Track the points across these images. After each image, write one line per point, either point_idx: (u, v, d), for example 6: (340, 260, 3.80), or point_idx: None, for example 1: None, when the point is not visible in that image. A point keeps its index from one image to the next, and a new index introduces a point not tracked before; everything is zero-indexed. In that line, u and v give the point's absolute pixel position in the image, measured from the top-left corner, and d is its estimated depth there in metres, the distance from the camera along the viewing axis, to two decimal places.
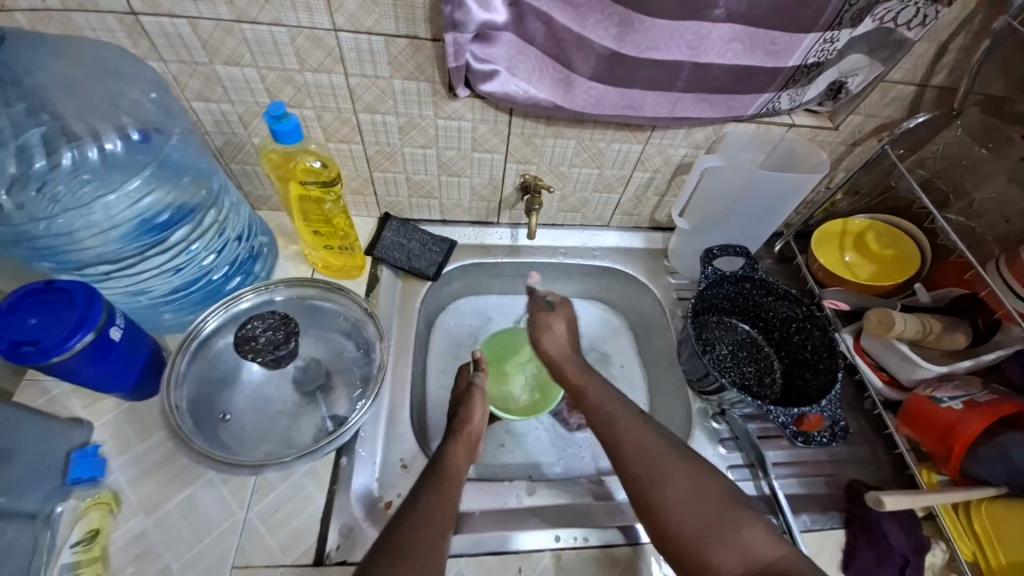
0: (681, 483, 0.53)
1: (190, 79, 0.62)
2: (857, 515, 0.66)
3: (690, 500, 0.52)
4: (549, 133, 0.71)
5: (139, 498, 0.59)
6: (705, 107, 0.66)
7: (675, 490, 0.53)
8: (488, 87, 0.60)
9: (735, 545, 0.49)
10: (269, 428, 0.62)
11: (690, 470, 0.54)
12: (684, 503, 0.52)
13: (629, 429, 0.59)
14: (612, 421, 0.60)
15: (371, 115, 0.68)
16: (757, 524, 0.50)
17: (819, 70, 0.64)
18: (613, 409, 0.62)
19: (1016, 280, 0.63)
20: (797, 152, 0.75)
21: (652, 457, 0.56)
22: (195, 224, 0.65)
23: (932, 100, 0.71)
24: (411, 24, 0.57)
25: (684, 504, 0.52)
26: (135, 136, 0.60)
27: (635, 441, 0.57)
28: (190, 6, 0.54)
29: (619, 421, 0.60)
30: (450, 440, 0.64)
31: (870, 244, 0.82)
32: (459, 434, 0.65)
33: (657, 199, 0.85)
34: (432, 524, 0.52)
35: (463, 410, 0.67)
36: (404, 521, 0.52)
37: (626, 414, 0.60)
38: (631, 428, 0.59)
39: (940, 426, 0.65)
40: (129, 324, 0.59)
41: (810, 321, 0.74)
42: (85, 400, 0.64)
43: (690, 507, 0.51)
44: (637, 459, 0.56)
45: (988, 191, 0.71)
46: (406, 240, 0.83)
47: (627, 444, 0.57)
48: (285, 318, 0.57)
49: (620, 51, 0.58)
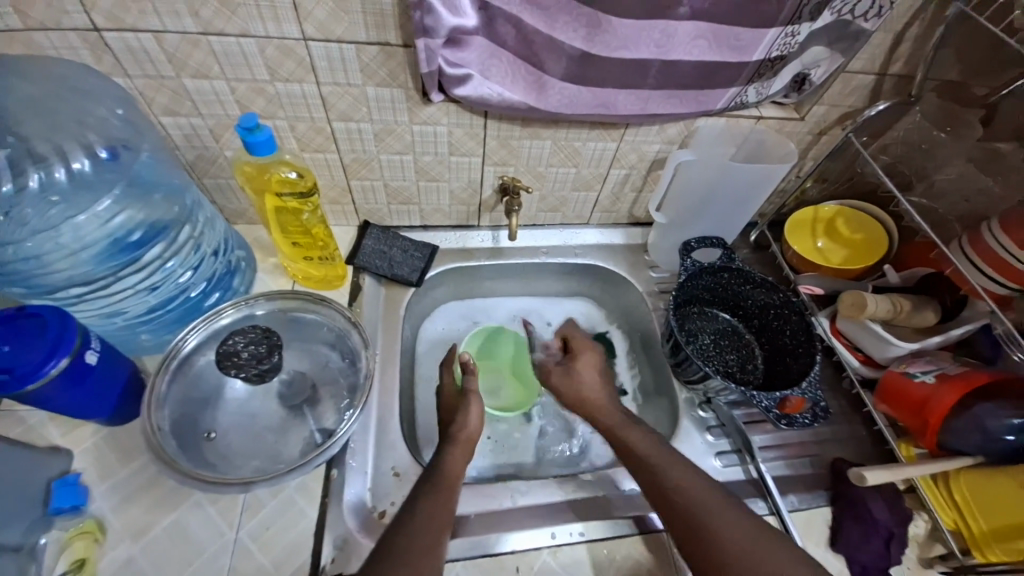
0: (740, 540, 0.51)
1: (157, 93, 0.61)
2: (842, 492, 0.68)
3: (751, 556, 0.50)
4: (525, 134, 0.72)
5: (123, 523, 0.57)
6: (676, 104, 0.67)
7: (734, 545, 0.51)
8: (461, 92, 0.61)
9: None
10: (256, 444, 0.61)
11: (750, 524, 0.53)
12: (744, 561, 0.50)
13: (674, 484, 0.57)
14: (655, 475, 0.58)
15: (346, 123, 0.67)
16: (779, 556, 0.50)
17: (784, 63, 0.66)
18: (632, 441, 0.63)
19: (979, 258, 0.65)
20: (766, 143, 0.78)
21: (708, 508, 0.54)
22: (169, 241, 0.64)
23: (892, 88, 0.73)
24: (381, 31, 0.57)
25: (748, 560, 0.50)
26: (103, 154, 0.58)
27: (684, 494, 0.56)
28: (154, 20, 0.54)
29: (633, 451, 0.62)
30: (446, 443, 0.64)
31: (840, 230, 0.85)
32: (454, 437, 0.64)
33: (635, 194, 0.86)
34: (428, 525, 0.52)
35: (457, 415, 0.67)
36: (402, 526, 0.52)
37: (671, 465, 0.59)
38: (678, 482, 0.57)
39: (914, 400, 0.68)
40: (105, 347, 0.58)
41: (787, 306, 0.76)
42: (62, 427, 0.62)
43: (751, 564, 0.49)
44: (691, 514, 0.54)
45: (949, 172, 0.74)
46: (386, 247, 0.83)
47: (678, 497, 0.56)
48: (267, 332, 0.57)
49: (590, 51, 0.59)
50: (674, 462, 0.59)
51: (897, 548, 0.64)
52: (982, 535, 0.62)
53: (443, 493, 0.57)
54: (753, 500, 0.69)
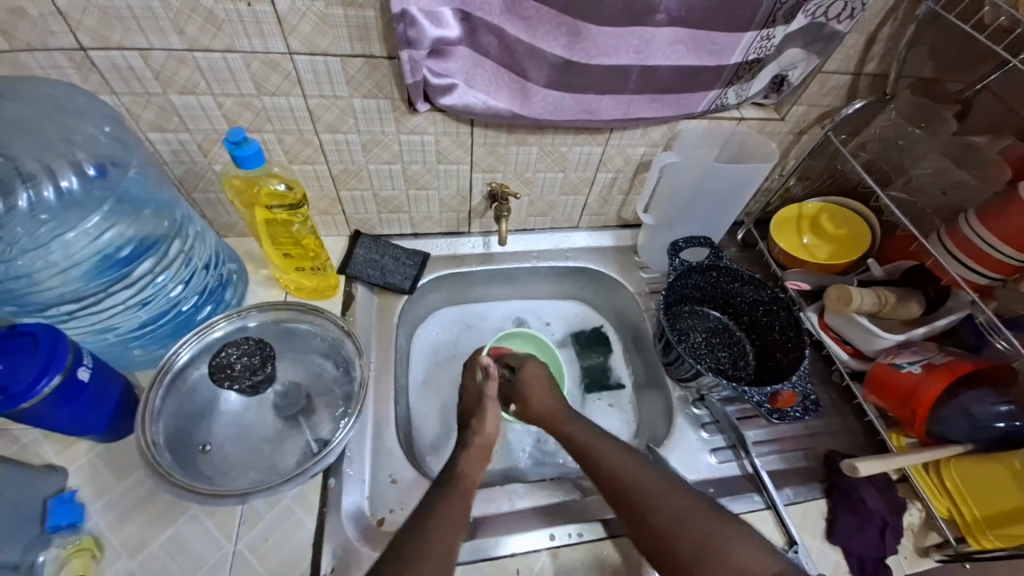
0: (671, 511, 0.54)
1: (144, 110, 0.61)
2: (837, 483, 0.69)
3: (682, 526, 0.52)
4: (511, 141, 0.73)
5: (120, 540, 0.57)
6: (658, 107, 0.69)
7: (667, 517, 0.53)
8: (447, 101, 0.62)
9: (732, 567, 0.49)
10: (251, 456, 0.61)
11: (680, 494, 0.55)
12: (676, 531, 0.52)
13: (610, 467, 0.58)
14: (592, 459, 0.60)
15: (334, 135, 0.68)
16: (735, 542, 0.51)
17: (761, 65, 0.68)
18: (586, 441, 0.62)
19: (957, 249, 0.67)
20: (748, 143, 0.79)
21: (641, 485, 0.56)
22: (159, 256, 0.64)
23: (868, 86, 0.75)
24: (366, 43, 0.58)
25: (679, 529, 0.52)
26: (91, 171, 0.59)
27: (618, 474, 0.58)
28: (140, 38, 0.54)
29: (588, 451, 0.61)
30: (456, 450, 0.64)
31: (824, 226, 0.86)
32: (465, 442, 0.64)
33: (622, 197, 0.87)
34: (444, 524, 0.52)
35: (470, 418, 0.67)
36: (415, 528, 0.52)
37: (606, 448, 0.61)
38: (612, 463, 0.59)
39: (903, 390, 0.68)
40: (98, 363, 0.58)
41: (775, 302, 0.78)
42: (56, 445, 0.62)
43: (681, 533, 0.52)
44: (626, 493, 0.56)
45: (925, 167, 0.75)
46: (378, 256, 0.83)
47: (613, 478, 0.58)
48: (260, 343, 0.57)
49: (572, 58, 0.61)
50: (609, 444, 0.61)
51: (892, 537, 0.64)
52: (976, 523, 0.63)
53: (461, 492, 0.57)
54: (750, 495, 0.69)
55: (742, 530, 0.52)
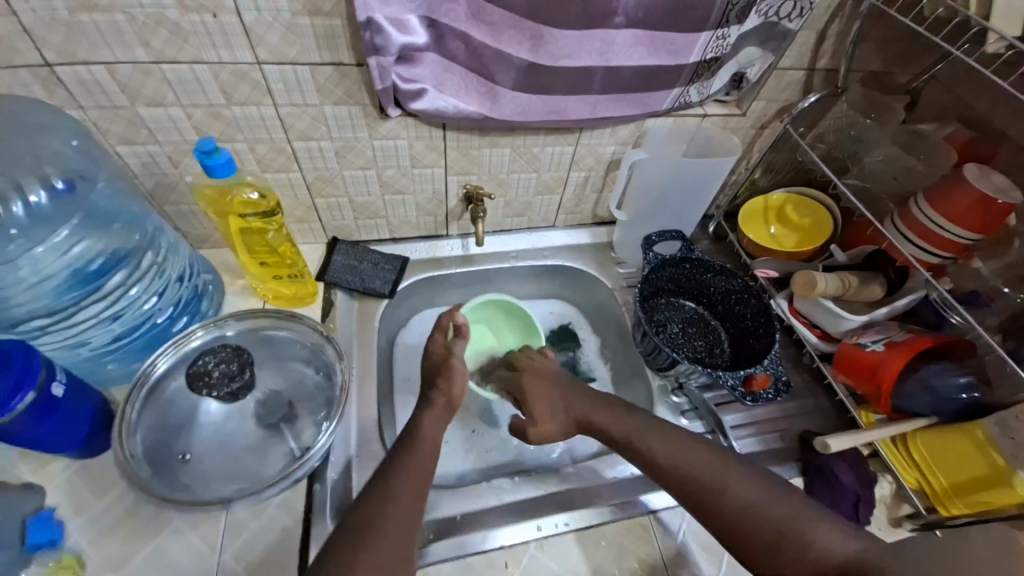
0: (738, 500, 0.53)
1: (112, 123, 0.61)
2: (810, 461, 0.72)
3: (753, 512, 0.52)
4: (483, 143, 0.74)
5: (102, 556, 0.56)
6: (623, 106, 0.71)
7: (736, 506, 0.53)
8: (418, 105, 0.63)
9: (810, 551, 0.49)
10: (234, 465, 0.61)
11: (745, 480, 0.55)
12: (745, 520, 0.52)
13: (669, 458, 0.58)
14: (647, 452, 0.60)
15: (306, 142, 0.69)
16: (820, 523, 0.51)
17: (719, 63, 0.71)
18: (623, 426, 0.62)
19: (911, 232, 0.70)
20: (713, 139, 0.82)
21: (703, 474, 0.56)
22: (131, 269, 0.64)
23: (822, 81, 0.79)
24: (334, 52, 0.59)
25: (751, 517, 0.52)
26: (60, 185, 0.58)
27: (678, 466, 0.57)
28: (107, 52, 0.55)
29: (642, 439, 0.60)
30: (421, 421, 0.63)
31: (790, 215, 0.89)
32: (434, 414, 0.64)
33: (596, 195, 0.89)
34: (410, 507, 0.51)
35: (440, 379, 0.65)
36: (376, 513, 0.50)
37: (659, 440, 0.60)
38: (671, 454, 0.58)
39: (867, 367, 0.71)
40: (71, 379, 0.57)
41: (746, 291, 0.80)
42: (32, 465, 0.61)
43: (751, 520, 0.52)
44: (688, 484, 0.56)
45: (877, 154, 0.79)
46: (356, 261, 0.84)
47: (672, 470, 0.57)
48: (236, 350, 0.59)
49: (536, 61, 0.62)
50: (661, 435, 0.60)
51: (865, 510, 0.67)
52: (944, 492, 0.66)
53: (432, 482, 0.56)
54: None
55: (813, 511, 0.52)
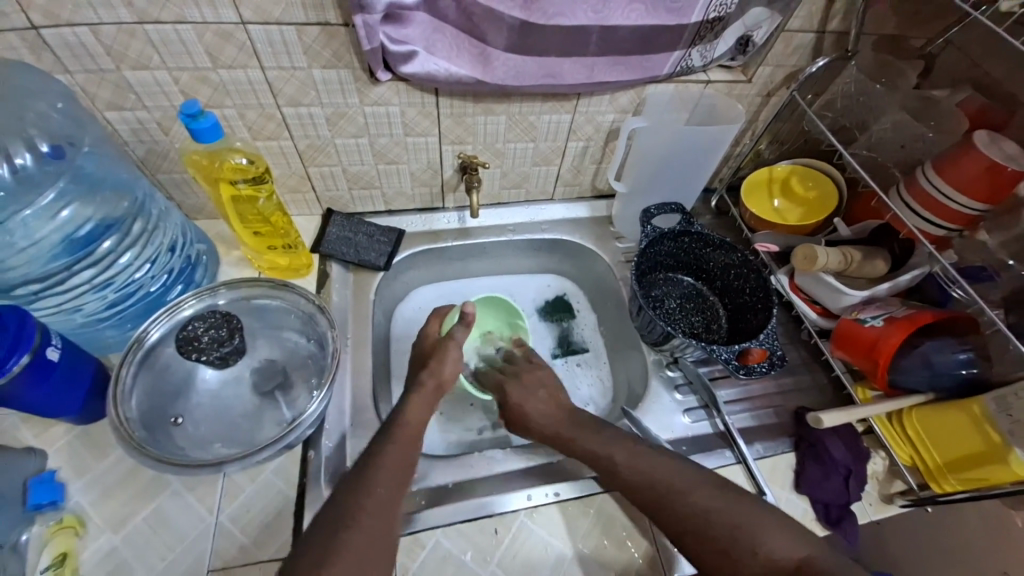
0: (696, 509, 0.53)
1: (99, 88, 0.60)
2: (804, 435, 0.72)
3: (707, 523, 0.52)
4: (477, 110, 0.72)
5: (103, 516, 0.58)
6: (622, 70, 0.69)
7: (693, 518, 0.52)
8: (408, 69, 0.61)
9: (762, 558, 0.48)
10: (229, 429, 0.61)
11: (702, 485, 0.54)
12: (704, 526, 0.52)
13: (625, 466, 0.58)
14: (608, 463, 0.59)
15: (295, 108, 0.67)
16: (773, 523, 0.50)
17: (724, 25, 0.67)
18: (576, 434, 0.63)
19: (917, 202, 0.68)
20: (716, 106, 0.79)
21: (665, 484, 0.55)
22: (121, 236, 0.64)
23: (833, 45, 0.74)
24: (320, 11, 0.57)
25: (704, 528, 0.51)
26: (46, 150, 0.57)
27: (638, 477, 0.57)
28: (89, 12, 0.53)
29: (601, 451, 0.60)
30: (412, 401, 0.63)
31: (795, 188, 0.86)
32: (421, 388, 0.64)
33: (595, 166, 0.87)
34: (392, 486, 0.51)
35: (431, 362, 0.66)
36: (363, 476, 0.52)
37: (621, 451, 0.59)
38: (628, 464, 0.58)
39: (865, 343, 0.69)
40: (67, 344, 0.58)
41: (746, 265, 0.79)
42: (35, 429, 0.62)
43: (707, 529, 0.51)
44: (647, 495, 0.55)
45: (886, 122, 0.76)
46: (351, 233, 0.83)
47: (635, 481, 0.57)
48: (226, 317, 0.63)
49: (529, 20, 0.60)
50: (622, 445, 0.60)
51: (856, 485, 0.67)
52: (938, 468, 0.65)
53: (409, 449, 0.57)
54: (721, 451, 0.71)
55: (763, 512, 0.51)
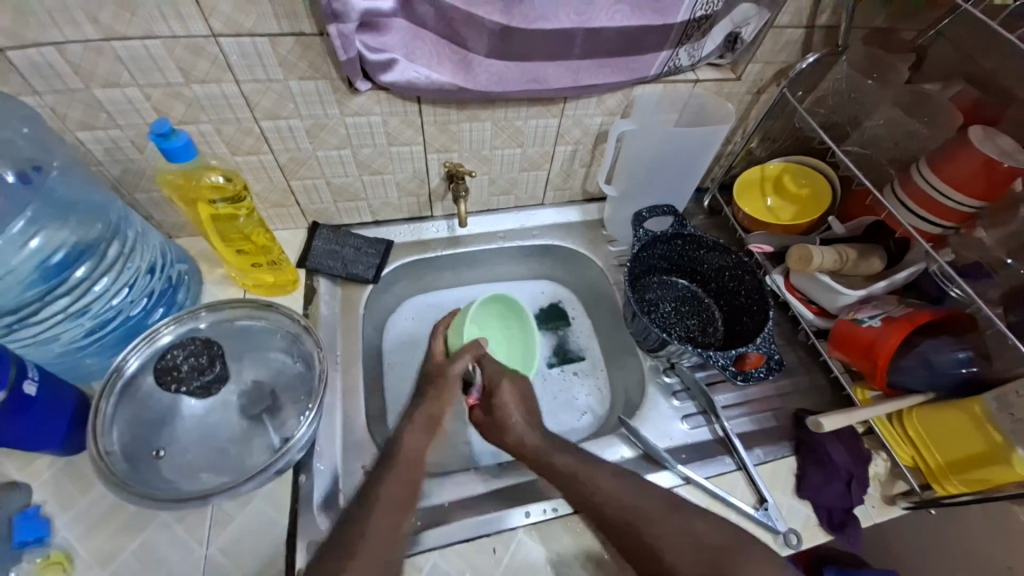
0: (679, 533, 0.53)
1: (70, 108, 0.58)
2: (804, 439, 0.71)
3: (687, 551, 0.52)
4: (462, 117, 0.71)
5: (91, 550, 0.56)
6: (607, 73, 0.67)
7: (672, 546, 0.52)
8: (388, 78, 0.60)
9: None
10: (215, 458, 0.60)
11: (680, 511, 0.55)
12: (683, 555, 0.52)
13: (606, 490, 0.57)
14: (586, 487, 0.58)
15: (274, 121, 0.66)
16: (753, 553, 0.52)
17: (710, 23, 0.66)
18: (554, 455, 0.62)
19: (910, 200, 0.67)
20: (706, 106, 0.78)
21: (645, 514, 0.55)
22: (96, 261, 0.62)
23: (822, 40, 0.73)
24: (293, 21, 0.55)
25: (683, 554, 0.52)
26: (11, 178, 0.55)
27: (614, 502, 0.56)
28: (54, 32, 0.51)
29: (584, 474, 0.59)
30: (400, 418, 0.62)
31: (788, 186, 0.85)
32: None
33: (585, 170, 0.86)
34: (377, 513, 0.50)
35: None
36: None
37: (600, 475, 0.59)
38: (612, 489, 0.57)
39: (863, 344, 0.68)
40: (45, 375, 0.56)
41: (740, 267, 0.77)
42: (16, 462, 0.60)
43: (684, 553, 0.52)
44: (625, 522, 0.55)
45: (877, 119, 0.74)
46: (338, 246, 0.81)
47: (615, 504, 0.56)
48: (205, 343, 0.63)
49: (510, 25, 0.59)
50: (604, 470, 0.59)
51: (858, 488, 0.66)
52: (940, 469, 0.64)
53: (401, 474, 0.56)
54: (721, 458, 0.70)
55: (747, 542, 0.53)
